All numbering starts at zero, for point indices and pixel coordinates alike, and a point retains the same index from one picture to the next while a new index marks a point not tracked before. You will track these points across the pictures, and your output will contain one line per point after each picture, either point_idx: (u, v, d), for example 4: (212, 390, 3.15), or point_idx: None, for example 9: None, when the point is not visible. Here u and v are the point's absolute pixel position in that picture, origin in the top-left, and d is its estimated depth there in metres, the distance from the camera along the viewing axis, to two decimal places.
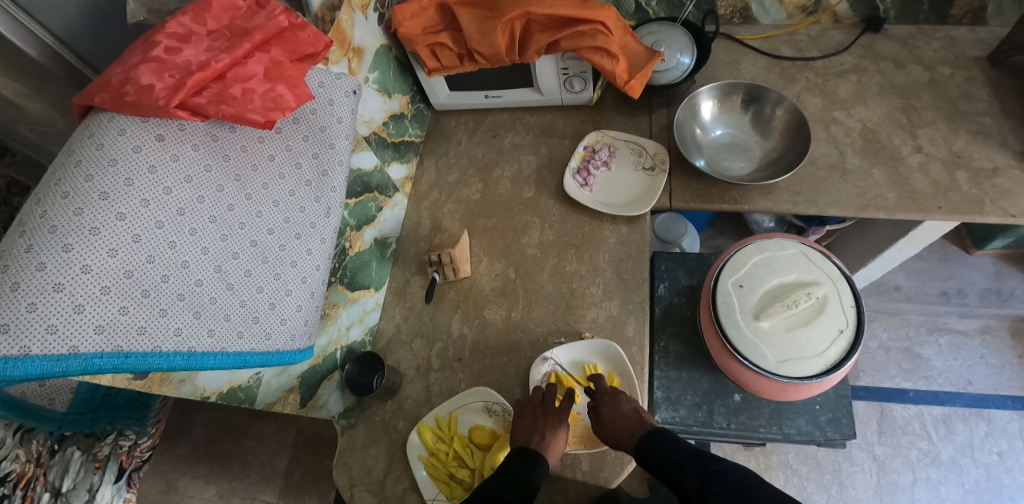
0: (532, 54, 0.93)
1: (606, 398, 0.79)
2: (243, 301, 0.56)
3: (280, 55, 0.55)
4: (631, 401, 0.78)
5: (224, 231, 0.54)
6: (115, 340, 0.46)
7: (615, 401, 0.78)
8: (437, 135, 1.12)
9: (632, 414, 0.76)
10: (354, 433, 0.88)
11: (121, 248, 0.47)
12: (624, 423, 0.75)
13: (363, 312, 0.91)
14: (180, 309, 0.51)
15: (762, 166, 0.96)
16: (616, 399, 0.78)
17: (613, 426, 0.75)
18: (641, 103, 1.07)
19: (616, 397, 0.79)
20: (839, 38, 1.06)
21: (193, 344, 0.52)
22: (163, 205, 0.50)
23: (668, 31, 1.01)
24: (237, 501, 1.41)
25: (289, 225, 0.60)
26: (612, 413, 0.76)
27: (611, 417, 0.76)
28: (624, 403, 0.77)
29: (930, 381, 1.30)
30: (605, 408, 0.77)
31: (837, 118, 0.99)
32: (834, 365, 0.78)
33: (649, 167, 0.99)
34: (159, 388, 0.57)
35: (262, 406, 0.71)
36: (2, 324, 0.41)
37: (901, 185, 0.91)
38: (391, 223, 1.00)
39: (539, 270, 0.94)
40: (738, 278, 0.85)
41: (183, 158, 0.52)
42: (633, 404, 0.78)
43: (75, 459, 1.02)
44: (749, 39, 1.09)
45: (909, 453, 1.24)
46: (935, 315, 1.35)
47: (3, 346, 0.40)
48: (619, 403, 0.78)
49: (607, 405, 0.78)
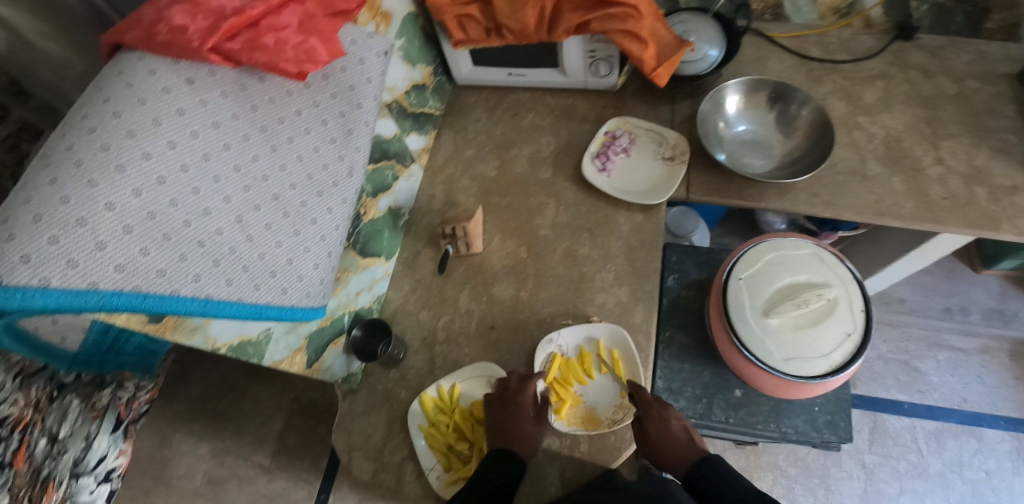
0: (561, 34, 0.91)
1: (658, 415, 0.81)
2: (262, 254, 0.55)
3: (314, 7, 0.55)
4: (677, 418, 0.83)
5: (248, 182, 0.54)
6: (134, 280, 0.46)
7: (665, 418, 0.81)
8: (456, 109, 1.11)
9: (678, 433, 0.82)
10: (355, 399, 0.89)
11: (145, 188, 0.46)
12: (675, 445, 0.82)
13: (372, 280, 0.91)
14: (201, 256, 0.50)
15: (782, 165, 0.96)
16: (665, 416, 0.81)
17: (661, 445, 0.81)
18: (665, 93, 1.06)
19: (664, 411, 0.82)
20: (869, 43, 1.05)
21: (210, 292, 0.51)
22: (189, 148, 0.49)
23: (698, 21, 1.00)
24: (229, 460, 1.42)
25: (312, 181, 0.60)
26: (662, 433, 0.81)
27: (660, 437, 0.81)
28: (672, 420, 0.82)
29: (925, 395, 1.30)
30: (653, 424, 0.80)
31: (861, 123, 0.98)
32: (839, 367, 0.79)
33: (669, 157, 0.98)
34: (172, 334, 0.57)
35: (269, 363, 0.71)
36: (23, 254, 0.41)
37: (920, 195, 0.91)
38: (405, 194, 0.99)
39: (550, 251, 0.94)
40: (749, 276, 0.85)
41: (211, 103, 0.51)
42: (679, 421, 0.84)
43: (72, 407, 1.14)
44: (779, 37, 1.08)
45: (897, 464, 1.25)
46: (936, 330, 1.36)
47: (24, 276, 0.40)
48: (669, 420, 0.82)
49: (656, 423, 0.80)
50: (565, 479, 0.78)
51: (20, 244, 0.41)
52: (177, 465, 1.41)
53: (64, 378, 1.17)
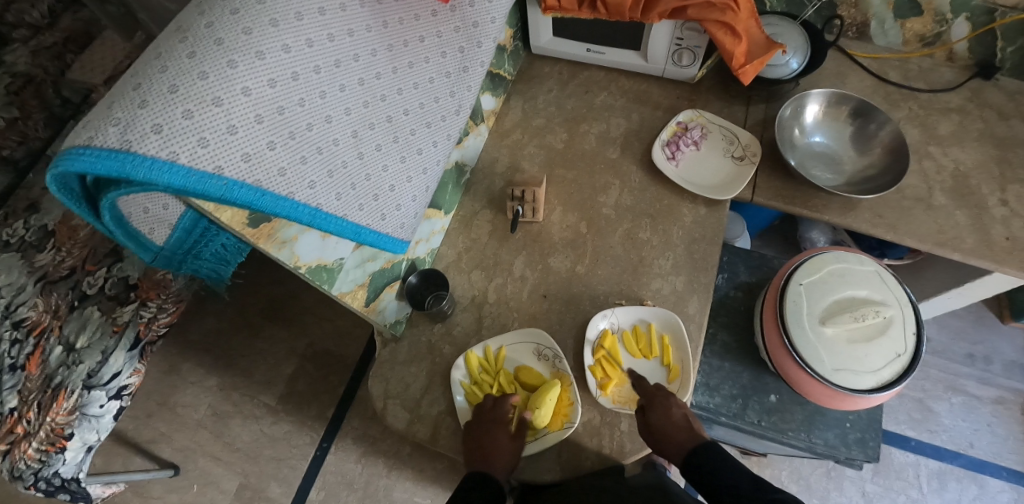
0: (655, 15, 0.91)
1: (657, 403, 0.79)
2: (370, 174, 0.54)
3: None
4: (681, 407, 0.79)
5: (368, 98, 0.53)
6: (256, 173, 0.44)
7: (666, 407, 0.78)
8: (528, 78, 1.10)
9: (681, 425, 0.78)
10: (397, 348, 0.88)
11: (280, 80, 0.45)
12: (674, 434, 0.77)
13: (430, 231, 0.90)
14: (318, 163, 0.49)
15: (849, 182, 0.96)
16: (668, 406, 0.79)
17: (663, 434, 0.76)
18: (741, 93, 1.05)
19: (667, 402, 0.79)
20: (948, 77, 1.05)
21: (321, 202, 0.49)
22: (324, 51, 0.49)
23: (786, 27, 1.00)
24: (235, 397, 1.40)
25: (423, 111, 0.59)
26: (664, 421, 0.77)
27: (660, 424, 0.77)
28: (675, 410, 0.78)
29: (934, 435, 1.32)
30: (654, 412, 0.78)
31: (932, 153, 0.99)
32: (886, 385, 0.79)
33: (738, 156, 0.98)
34: (264, 242, 0.55)
35: (337, 294, 0.69)
36: (156, 124, 0.40)
37: (982, 233, 0.92)
38: (472, 151, 0.99)
39: (610, 231, 0.93)
40: (810, 283, 0.85)
41: (348, 11, 0.51)
42: (683, 412, 0.79)
43: (92, 318, 1.07)
44: (860, 56, 1.08)
45: (897, 497, 1.27)
46: (954, 374, 1.37)
47: (153, 146, 0.40)
48: (670, 409, 0.78)
49: (657, 410, 0.78)
50: (603, 456, 0.77)
51: (154, 113, 0.40)
52: (184, 393, 1.41)
53: (88, 287, 1.10)
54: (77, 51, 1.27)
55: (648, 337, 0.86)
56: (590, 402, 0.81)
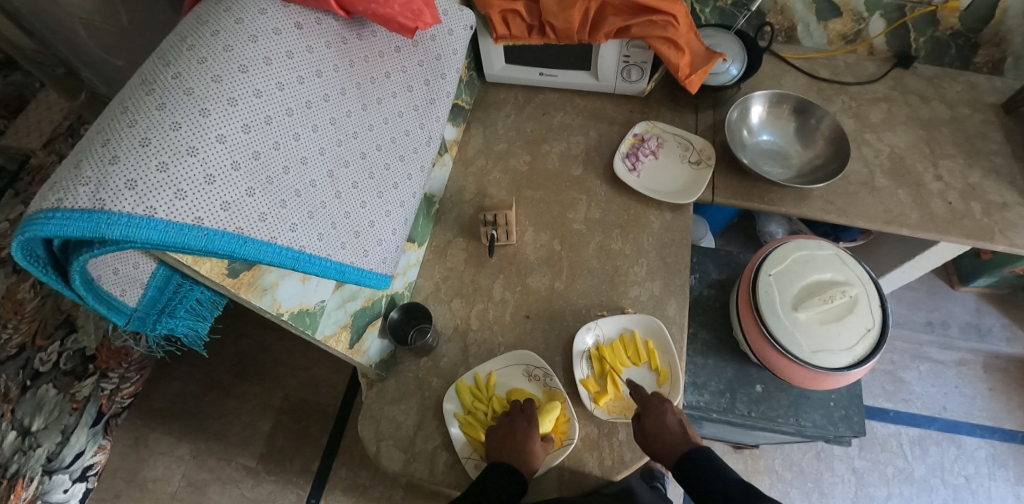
0: (602, 36, 0.95)
1: (652, 408, 0.79)
2: (349, 212, 0.54)
3: None
4: (675, 412, 0.80)
5: (341, 136, 0.53)
6: (237, 221, 0.44)
7: (660, 412, 0.79)
8: (485, 105, 1.13)
9: (676, 429, 0.78)
10: (384, 386, 0.86)
11: (253, 126, 0.45)
12: (668, 437, 0.77)
13: (406, 264, 0.90)
14: (297, 205, 0.49)
15: (799, 174, 1.02)
16: (662, 411, 0.79)
17: (659, 439, 0.77)
18: (689, 102, 1.11)
19: (661, 406, 0.80)
20: (872, 69, 1.14)
21: (303, 244, 0.49)
22: (295, 93, 0.49)
23: (723, 37, 1.07)
24: (212, 461, 1.33)
25: (395, 145, 0.59)
26: (657, 424, 0.78)
27: (655, 429, 0.78)
28: (669, 414, 0.79)
29: (909, 404, 1.38)
30: (649, 417, 0.79)
31: (869, 140, 1.06)
32: (862, 359, 0.83)
33: (695, 161, 1.02)
34: (245, 292, 0.54)
35: (320, 338, 0.67)
36: (131, 180, 0.39)
37: (923, 208, 0.99)
38: (438, 181, 1.00)
39: (584, 244, 0.95)
40: (779, 272, 0.88)
41: (316, 52, 0.51)
42: (678, 416, 0.80)
43: (46, 399, 1.03)
44: (792, 58, 1.15)
45: (885, 468, 1.31)
46: (918, 343, 1.44)
47: (129, 202, 0.39)
48: (664, 414, 0.79)
49: (652, 415, 0.79)
50: (606, 468, 0.78)
51: (128, 168, 0.40)
52: (153, 466, 1.31)
53: (40, 364, 1.04)
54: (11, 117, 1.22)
55: (634, 344, 0.87)
56: (586, 416, 0.82)
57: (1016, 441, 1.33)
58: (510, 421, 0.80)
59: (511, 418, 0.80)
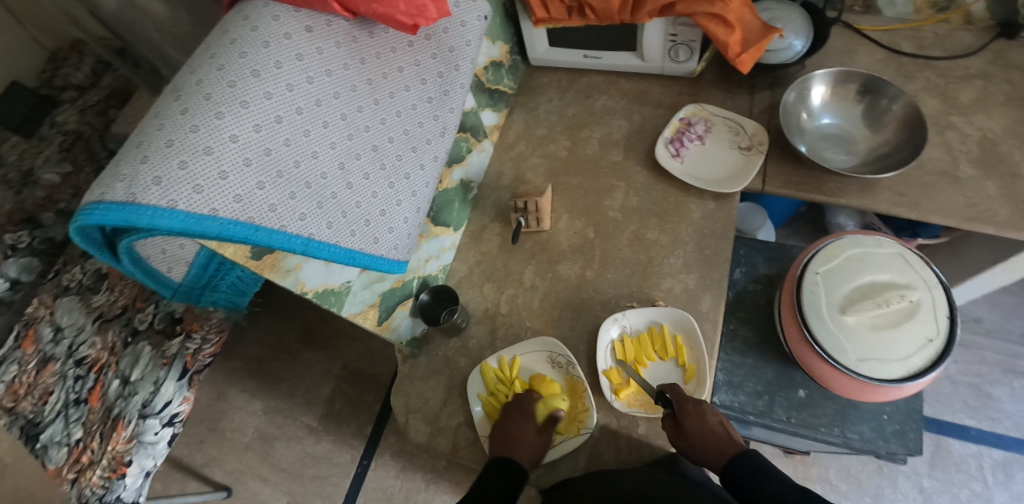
0: (644, 15, 0.91)
1: (692, 411, 0.76)
2: (359, 202, 0.57)
3: None
4: (715, 413, 0.78)
5: (351, 131, 0.56)
6: (248, 211, 0.48)
7: (701, 414, 0.76)
8: (528, 89, 1.12)
9: (719, 429, 0.77)
10: (416, 363, 0.91)
11: (264, 124, 0.50)
12: (714, 440, 0.76)
13: (440, 248, 0.93)
14: (306, 196, 0.52)
15: (865, 162, 0.93)
16: (703, 412, 0.76)
17: (703, 442, 0.75)
18: (744, 82, 1.03)
19: (701, 407, 0.77)
20: (967, 41, 1.01)
21: (312, 232, 0.53)
22: (305, 92, 0.52)
23: (786, 10, 0.97)
24: (279, 419, 1.47)
25: (407, 136, 0.61)
26: (701, 427, 0.75)
27: (697, 431, 0.75)
28: (710, 416, 0.77)
29: (995, 423, 1.24)
30: (691, 419, 0.76)
31: (955, 124, 0.94)
32: (920, 371, 0.75)
33: (745, 147, 0.96)
34: (269, 272, 0.60)
35: (346, 315, 0.73)
36: (156, 177, 0.44)
37: (1016, 202, 0.87)
38: (476, 168, 1.00)
39: (618, 233, 0.93)
40: (827, 270, 0.82)
41: (325, 52, 0.54)
42: (717, 417, 0.78)
43: (143, 353, 1.14)
44: (869, 30, 1.04)
45: (959, 491, 1.20)
46: (1014, 356, 1.28)
47: (155, 196, 0.44)
48: (706, 416, 0.76)
49: (694, 416, 0.76)
50: (621, 460, 0.78)
51: (154, 167, 0.45)
52: (230, 419, 1.48)
53: (139, 323, 1.17)
54: (119, 105, 1.32)
55: (663, 338, 0.85)
56: (606, 407, 0.81)
57: None
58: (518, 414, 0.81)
59: (520, 411, 0.81)
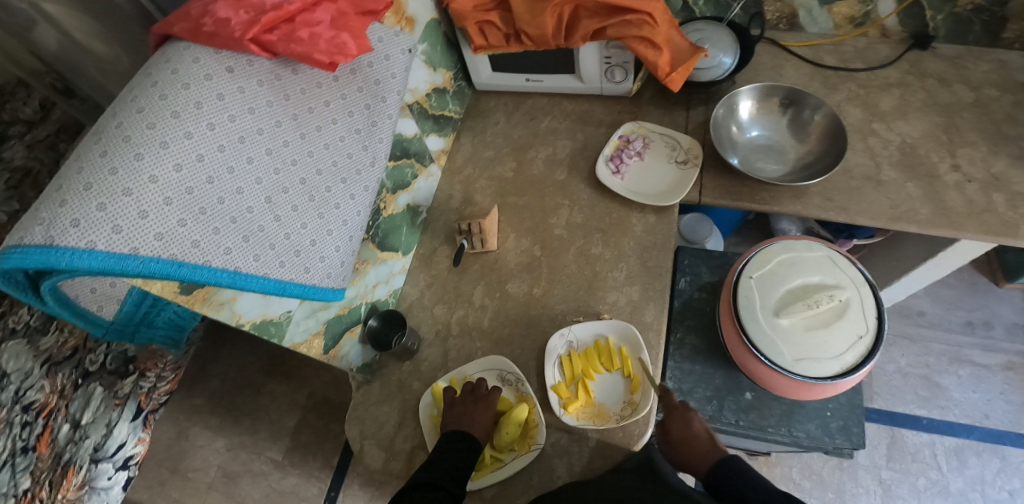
0: (578, 39, 0.95)
1: (678, 415, 0.82)
2: (289, 234, 0.58)
3: (346, 6, 0.60)
4: (702, 421, 0.82)
5: (278, 165, 0.57)
6: (171, 249, 0.49)
7: (686, 419, 0.82)
8: (475, 113, 1.15)
9: (703, 435, 0.80)
10: (369, 389, 0.91)
11: (186, 164, 0.50)
12: (697, 445, 0.79)
13: (390, 273, 0.94)
14: (232, 231, 0.53)
15: (795, 170, 0.97)
16: (687, 418, 0.82)
17: (683, 448, 0.80)
18: (680, 99, 1.08)
19: (687, 414, 0.82)
20: (885, 52, 1.06)
21: (239, 265, 0.53)
22: (228, 130, 0.53)
23: (713, 30, 1.02)
24: (244, 454, 1.44)
25: (337, 168, 0.63)
26: (683, 433, 0.81)
27: (680, 436, 0.80)
28: (696, 422, 0.81)
29: (945, 412, 1.28)
30: (674, 425, 0.82)
31: (877, 130, 0.99)
32: (852, 368, 0.78)
33: (682, 161, 1.00)
34: (200, 306, 0.59)
35: (289, 345, 0.73)
36: (74, 219, 0.44)
37: (936, 201, 0.91)
38: (424, 192, 1.02)
39: (564, 250, 0.96)
40: (761, 275, 0.85)
41: (248, 91, 0.55)
42: (705, 425, 0.81)
43: (94, 394, 1.13)
44: (794, 46, 1.09)
45: (916, 481, 1.23)
46: (957, 346, 1.34)
47: (73, 238, 0.44)
48: (691, 421, 0.81)
49: (676, 422, 0.82)
50: (574, 474, 0.78)
51: (73, 210, 0.45)
52: (193, 457, 1.44)
53: (91, 363, 1.15)
54: (70, 140, 1.26)
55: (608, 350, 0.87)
56: (556, 421, 0.83)
57: None
58: (475, 400, 0.82)
59: (475, 398, 0.82)
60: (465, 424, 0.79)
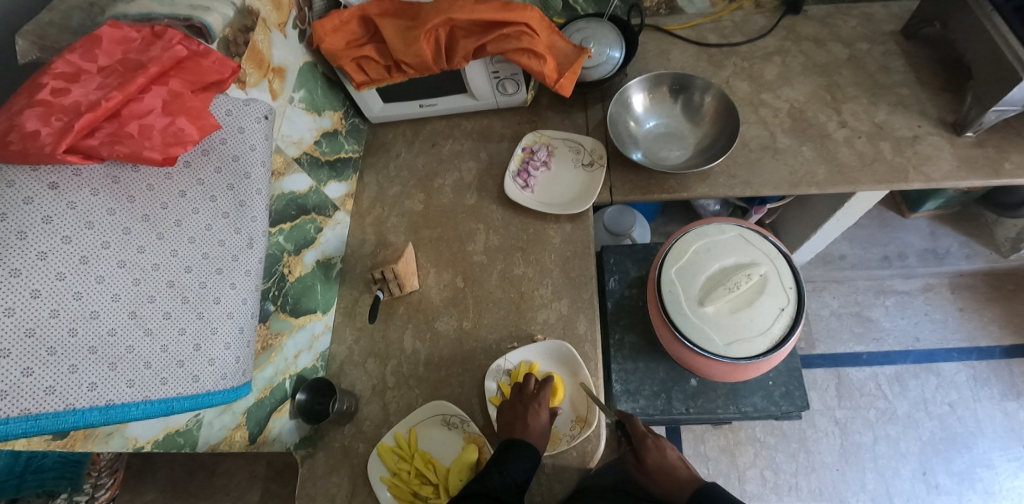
0: (460, 60, 0.91)
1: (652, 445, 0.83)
2: (164, 346, 0.54)
3: (179, 85, 0.54)
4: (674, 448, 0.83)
5: (136, 276, 0.52)
6: (21, 403, 0.43)
7: (660, 449, 0.82)
8: (376, 148, 1.10)
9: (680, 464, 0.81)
10: (314, 462, 0.86)
11: (19, 306, 0.44)
12: (673, 474, 0.80)
13: (311, 337, 0.89)
14: (94, 362, 0.48)
15: (697, 153, 0.98)
16: (661, 446, 0.83)
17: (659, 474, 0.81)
18: (576, 100, 1.07)
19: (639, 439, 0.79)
20: (761, 22, 1.09)
21: (111, 396, 0.49)
22: (64, 254, 0.47)
23: (595, 27, 1.01)
24: None
25: (208, 260, 0.58)
26: (660, 461, 0.81)
27: (657, 463, 0.81)
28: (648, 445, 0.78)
29: (881, 343, 1.35)
30: (650, 453, 0.82)
31: (765, 100, 1.01)
32: (780, 341, 0.80)
33: (588, 163, 0.99)
34: (82, 444, 0.54)
35: (205, 448, 0.68)
36: None
37: (830, 159, 0.94)
38: (333, 244, 0.97)
39: (486, 276, 0.94)
40: (679, 268, 0.86)
41: (81, 204, 0.49)
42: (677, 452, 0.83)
43: None
44: (677, 29, 1.11)
45: (867, 413, 1.29)
46: (880, 279, 1.41)
47: None
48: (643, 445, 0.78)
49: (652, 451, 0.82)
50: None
51: None
52: None
53: None
54: None
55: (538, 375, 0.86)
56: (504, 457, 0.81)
57: (994, 357, 1.31)
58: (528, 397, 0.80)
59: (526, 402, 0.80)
60: (519, 432, 0.76)
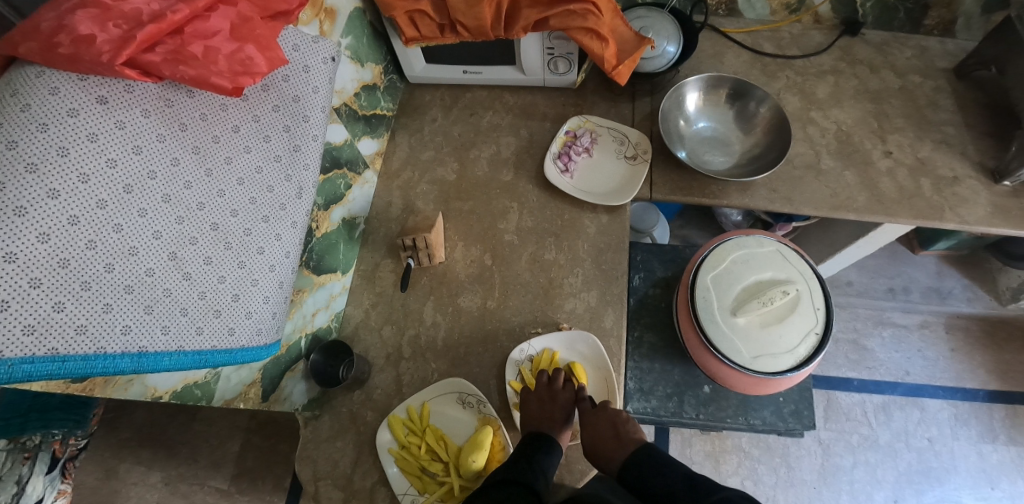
0: (519, 30, 0.87)
1: (588, 421, 0.79)
2: (203, 293, 0.50)
3: (249, 9, 0.49)
4: (611, 417, 0.78)
5: (180, 213, 0.48)
6: (50, 342, 0.39)
7: (594, 424, 0.78)
8: (410, 109, 1.06)
9: (609, 435, 0.78)
10: (318, 424, 0.82)
11: (54, 231, 0.40)
12: (605, 448, 0.78)
13: (329, 297, 0.85)
14: (128, 303, 0.44)
15: (740, 162, 0.96)
16: (595, 423, 0.78)
17: (597, 449, 0.78)
18: (625, 90, 1.04)
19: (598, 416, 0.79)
20: (819, 39, 1.08)
21: (143, 343, 0.46)
22: (107, 179, 0.43)
23: (656, 17, 0.98)
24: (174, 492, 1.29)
25: (256, 206, 0.54)
26: (592, 437, 0.78)
27: (591, 440, 0.78)
28: (604, 425, 0.78)
29: (873, 371, 1.38)
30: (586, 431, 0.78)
31: (814, 118, 1.00)
32: (804, 361, 0.79)
33: (631, 156, 0.97)
34: (102, 390, 0.51)
35: (220, 403, 0.65)
36: None
37: (871, 188, 0.93)
38: (359, 203, 0.93)
39: (516, 257, 0.91)
40: (716, 275, 0.85)
41: (130, 125, 0.45)
42: (613, 419, 0.78)
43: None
44: (734, 32, 1.09)
45: (851, 437, 1.32)
46: (881, 309, 1.45)
47: None
48: (599, 425, 0.78)
49: (587, 426, 0.78)
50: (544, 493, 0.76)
51: None
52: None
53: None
54: None
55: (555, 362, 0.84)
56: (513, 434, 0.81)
57: (977, 399, 1.36)
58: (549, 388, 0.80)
59: (552, 393, 0.80)
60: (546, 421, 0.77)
